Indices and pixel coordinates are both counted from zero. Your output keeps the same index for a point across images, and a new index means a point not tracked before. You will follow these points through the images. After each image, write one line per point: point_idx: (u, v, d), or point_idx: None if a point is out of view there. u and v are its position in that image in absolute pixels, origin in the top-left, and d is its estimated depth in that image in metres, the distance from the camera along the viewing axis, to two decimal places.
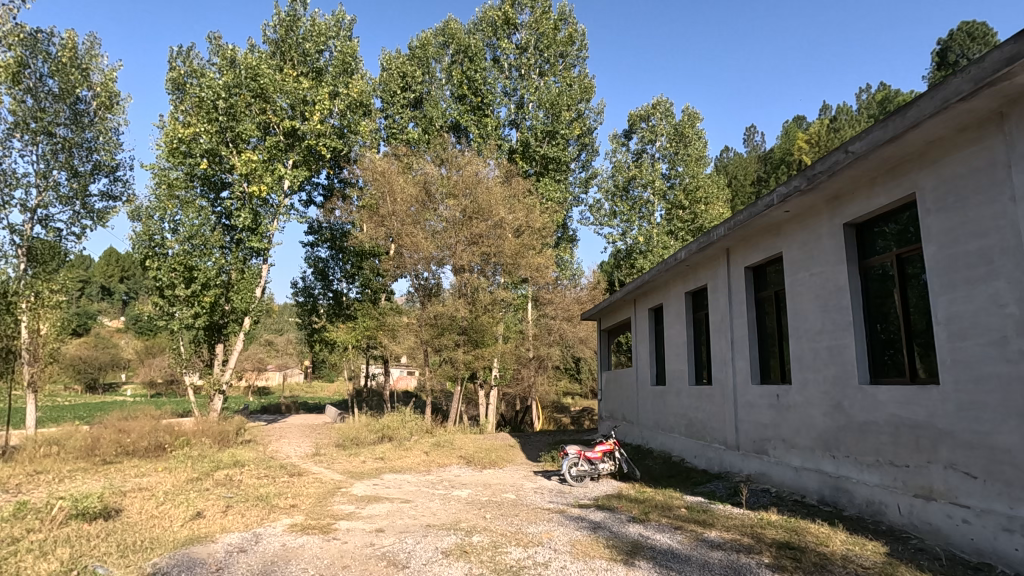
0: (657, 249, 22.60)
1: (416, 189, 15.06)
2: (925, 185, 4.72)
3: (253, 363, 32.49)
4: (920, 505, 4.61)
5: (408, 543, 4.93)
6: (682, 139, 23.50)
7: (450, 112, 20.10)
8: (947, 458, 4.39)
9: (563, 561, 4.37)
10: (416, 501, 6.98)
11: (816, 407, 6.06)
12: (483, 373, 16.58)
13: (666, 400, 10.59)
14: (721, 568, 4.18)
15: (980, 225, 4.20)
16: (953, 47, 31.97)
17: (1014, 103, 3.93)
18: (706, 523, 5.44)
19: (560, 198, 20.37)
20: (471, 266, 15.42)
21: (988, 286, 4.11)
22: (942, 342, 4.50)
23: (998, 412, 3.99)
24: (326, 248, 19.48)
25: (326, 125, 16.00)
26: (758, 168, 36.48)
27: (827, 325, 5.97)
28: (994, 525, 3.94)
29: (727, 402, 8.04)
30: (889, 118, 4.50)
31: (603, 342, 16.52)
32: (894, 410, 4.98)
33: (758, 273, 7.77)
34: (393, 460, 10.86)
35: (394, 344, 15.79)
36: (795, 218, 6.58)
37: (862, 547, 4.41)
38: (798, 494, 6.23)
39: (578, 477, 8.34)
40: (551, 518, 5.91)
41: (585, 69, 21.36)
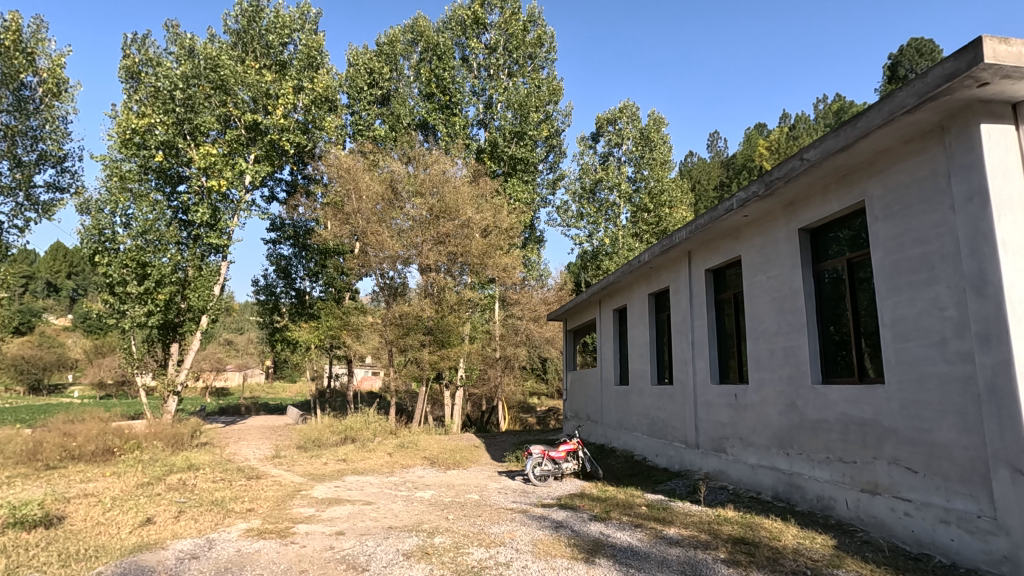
0: (622, 251, 22.95)
1: (382, 187, 14.90)
2: (874, 192, 4.92)
3: (211, 362, 31.54)
4: (866, 499, 4.81)
5: (369, 545, 4.86)
6: (648, 143, 23.91)
7: (418, 110, 19.93)
8: (891, 454, 4.60)
9: (524, 561, 4.38)
10: (377, 503, 6.89)
11: (772, 406, 6.26)
12: (449, 373, 16.50)
13: (629, 400, 10.76)
14: (679, 564, 4.26)
15: (923, 231, 4.40)
16: (902, 61, 33.53)
17: (953, 117, 4.13)
18: (665, 521, 5.54)
19: (528, 199, 20.43)
20: (438, 266, 15.33)
21: (930, 291, 4.32)
22: (888, 343, 4.71)
23: (937, 410, 4.20)
24: (289, 246, 18.99)
25: (289, 120, 15.66)
26: (721, 173, 37.42)
27: (782, 327, 6.17)
28: (933, 517, 4.14)
29: (688, 401, 8.22)
30: (840, 128, 4.70)
31: (569, 342, 16.65)
32: (843, 408, 5.18)
33: (718, 276, 7.97)
34: (356, 462, 10.70)
35: (359, 344, 15.56)
36: (753, 223, 6.78)
37: (813, 541, 4.58)
38: (754, 491, 6.43)
39: (542, 477, 8.39)
40: (514, 518, 5.92)
41: (553, 71, 21.52)
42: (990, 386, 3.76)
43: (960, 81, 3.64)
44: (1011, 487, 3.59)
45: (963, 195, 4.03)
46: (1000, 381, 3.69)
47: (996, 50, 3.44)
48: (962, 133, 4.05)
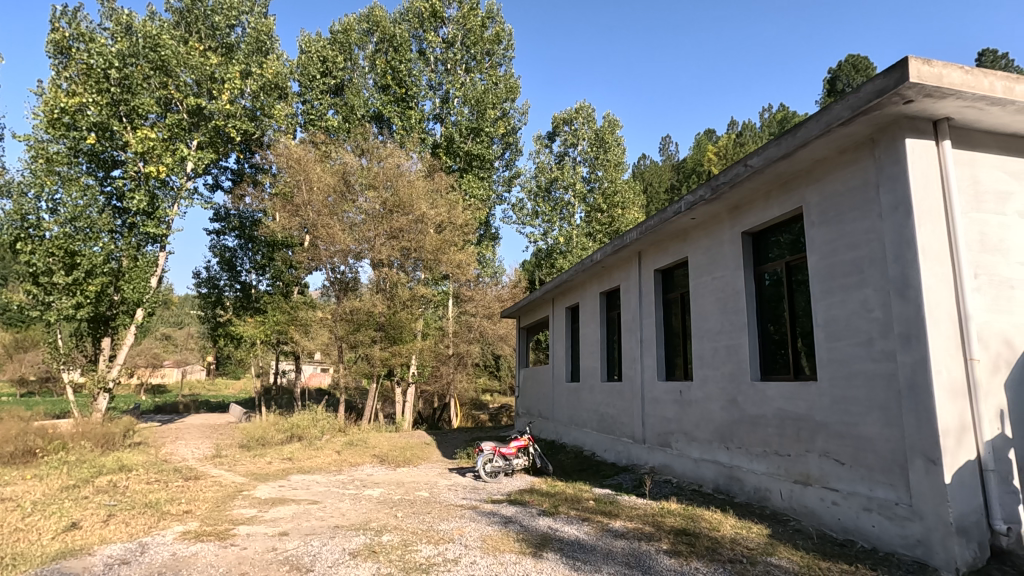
0: (576, 250, 23.26)
1: (334, 178, 14.55)
2: (811, 200, 5.20)
3: (147, 359, 29.92)
4: (799, 490, 5.08)
5: (314, 545, 4.75)
6: (602, 144, 24.34)
7: (372, 102, 19.52)
8: (822, 447, 4.88)
9: (473, 557, 4.39)
10: (324, 502, 6.75)
11: (714, 401, 6.51)
12: (401, 370, 16.32)
13: (579, 396, 10.94)
14: (623, 556, 4.37)
15: (855, 237, 4.68)
16: (840, 76, 35.48)
17: (883, 130, 4.40)
18: (611, 515, 5.67)
19: (483, 195, 20.37)
20: (390, 261, 15.10)
21: (859, 293, 4.60)
22: (821, 342, 4.99)
23: (864, 405, 4.47)
24: (234, 237, 18.23)
25: (235, 106, 15.12)
26: (672, 176, 38.56)
27: (725, 325, 6.42)
28: (857, 506, 4.43)
29: (636, 398, 8.44)
30: (781, 137, 4.94)
31: (522, 340, 16.79)
32: (780, 404, 5.45)
33: (666, 276, 8.20)
34: (302, 460, 10.41)
35: (307, 340, 15.12)
36: (700, 226, 7.02)
37: (749, 530, 4.80)
38: (696, 484, 6.68)
39: (492, 473, 8.40)
40: (464, 514, 5.92)
41: (511, 69, 21.58)
42: (910, 383, 4.03)
43: (889, 97, 3.89)
44: (925, 476, 3.87)
45: (890, 205, 4.31)
46: (919, 378, 3.98)
47: (920, 70, 3.69)
48: (891, 147, 4.32)
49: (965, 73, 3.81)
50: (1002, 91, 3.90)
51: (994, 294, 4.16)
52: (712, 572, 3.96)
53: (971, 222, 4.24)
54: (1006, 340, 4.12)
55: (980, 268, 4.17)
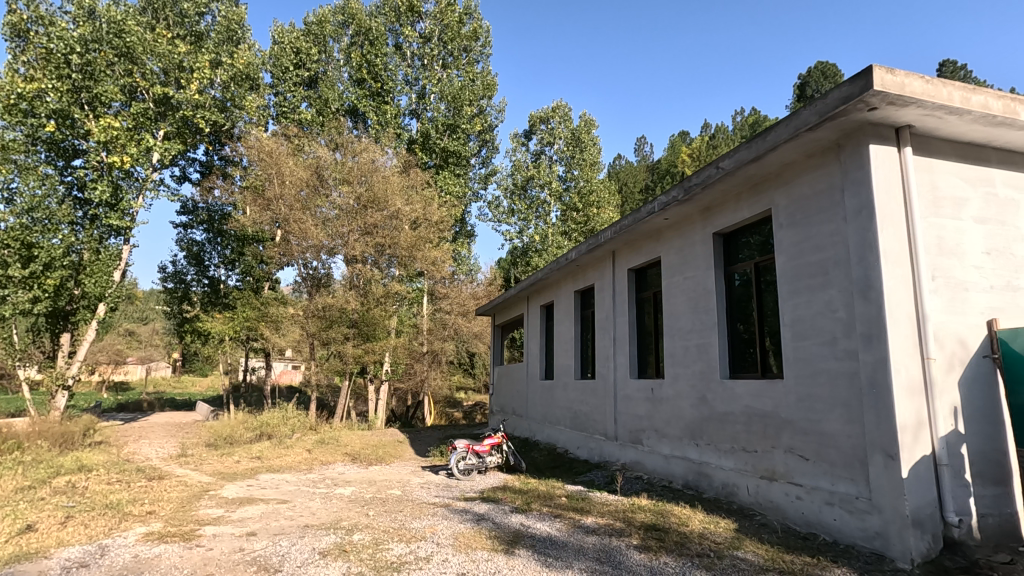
0: (551, 249, 23.34)
1: (307, 173, 14.30)
2: (780, 202, 5.32)
3: (108, 355, 28.94)
4: (765, 485, 5.21)
5: (283, 545, 4.67)
6: (578, 144, 24.48)
7: (347, 96, 19.24)
8: (787, 443, 5.01)
9: (445, 554, 4.38)
10: (293, 501, 6.65)
11: (685, 399, 6.62)
12: (374, 367, 16.17)
13: (553, 394, 11.00)
14: (594, 552, 4.42)
15: (820, 240, 4.81)
16: (810, 82, 36.40)
17: (848, 136, 4.53)
18: (583, 511, 5.72)
19: (459, 192, 20.28)
20: (364, 257, 14.93)
21: (824, 294, 4.74)
22: (787, 341, 5.12)
23: (827, 403, 4.61)
24: (202, 231, 17.75)
25: (205, 96, 14.76)
26: (647, 176, 39.01)
27: (696, 324, 6.53)
28: (820, 500, 4.56)
29: (609, 395, 8.53)
30: (752, 140, 5.04)
31: (497, 337, 16.79)
32: (748, 401, 5.57)
33: (640, 275, 8.29)
34: (272, 459, 10.22)
35: (278, 336, 14.87)
36: (673, 226, 7.12)
37: (717, 525, 4.90)
38: (666, 480, 6.79)
39: (465, 471, 8.38)
40: (437, 511, 5.90)
41: (488, 66, 21.54)
42: (871, 381, 4.17)
43: (854, 104, 4.01)
44: (884, 471, 4.01)
45: (854, 208, 4.44)
46: (879, 376, 4.11)
47: (883, 79, 3.82)
48: (855, 152, 4.45)
49: (925, 83, 3.96)
50: (960, 100, 4.06)
51: (950, 296, 4.33)
52: (680, 566, 4.03)
53: (930, 226, 4.40)
54: (960, 340, 4.29)
55: (938, 271, 4.34)
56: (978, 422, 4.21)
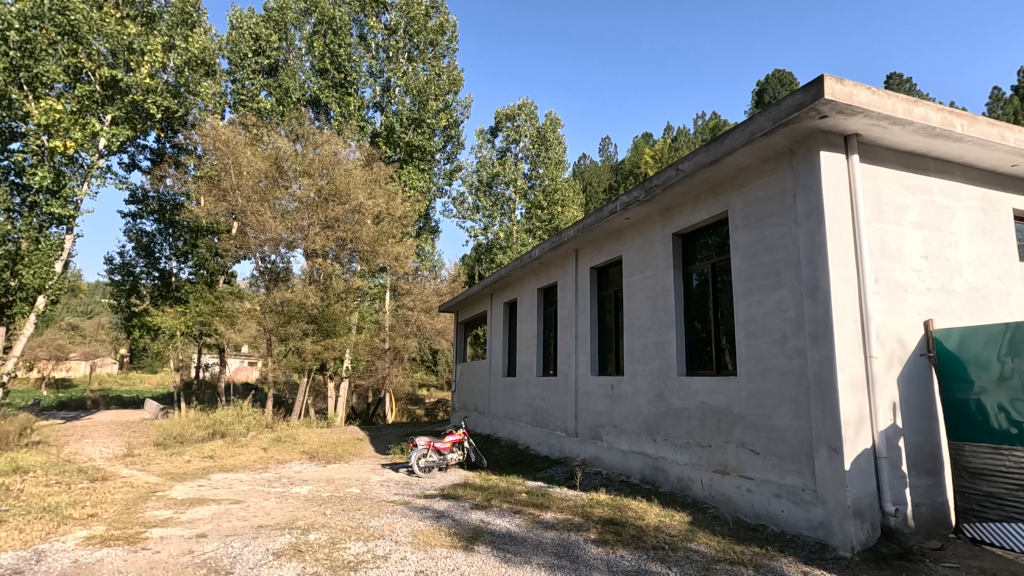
0: (516, 246, 23.38)
1: (266, 164, 13.89)
2: (736, 205, 5.49)
3: (48, 351, 27.41)
4: (718, 479, 5.38)
5: (234, 547, 4.54)
6: (544, 142, 24.63)
7: (309, 86, 18.74)
8: (739, 438, 5.18)
9: (403, 552, 4.35)
10: (247, 501, 6.46)
11: (643, 395, 6.76)
12: (334, 364, 15.89)
13: (515, 391, 11.05)
14: (552, 546, 4.47)
15: (773, 242, 4.98)
16: (768, 89, 37.59)
17: (801, 142, 4.70)
18: (542, 506, 5.78)
19: (423, 187, 20.06)
20: (325, 251, 14.60)
21: (776, 294, 4.92)
22: (741, 340, 5.29)
23: (777, 399, 4.79)
24: (152, 221, 17.00)
25: (156, 81, 14.19)
26: (611, 176, 39.56)
27: (654, 322, 6.68)
28: (769, 492, 4.75)
29: (570, 392, 8.63)
30: (710, 143, 5.17)
31: (460, 334, 16.73)
32: (702, 398, 5.73)
33: (602, 273, 8.40)
34: (225, 459, 9.90)
35: (234, 332, 14.39)
36: (634, 226, 7.25)
37: (671, 518, 5.03)
38: (624, 475, 6.93)
39: (426, 469, 8.31)
40: (396, 509, 5.85)
41: (455, 61, 21.42)
42: (817, 377, 4.36)
43: (806, 111, 4.17)
44: (828, 463, 4.20)
45: (805, 212, 4.62)
46: (825, 373, 4.30)
47: (833, 88, 3.99)
48: (807, 158, 4.63)
49: (871, 94, 4.16)
50: (903, 111, 4.28)
51: (890, 297, 4.55)
52: (636, 559, 4.12)
53: (873, 231, 4.62)
54: (900, 340, 4.52)
55: (881, 273, 4.56)
56: (914, 417, 4.45)
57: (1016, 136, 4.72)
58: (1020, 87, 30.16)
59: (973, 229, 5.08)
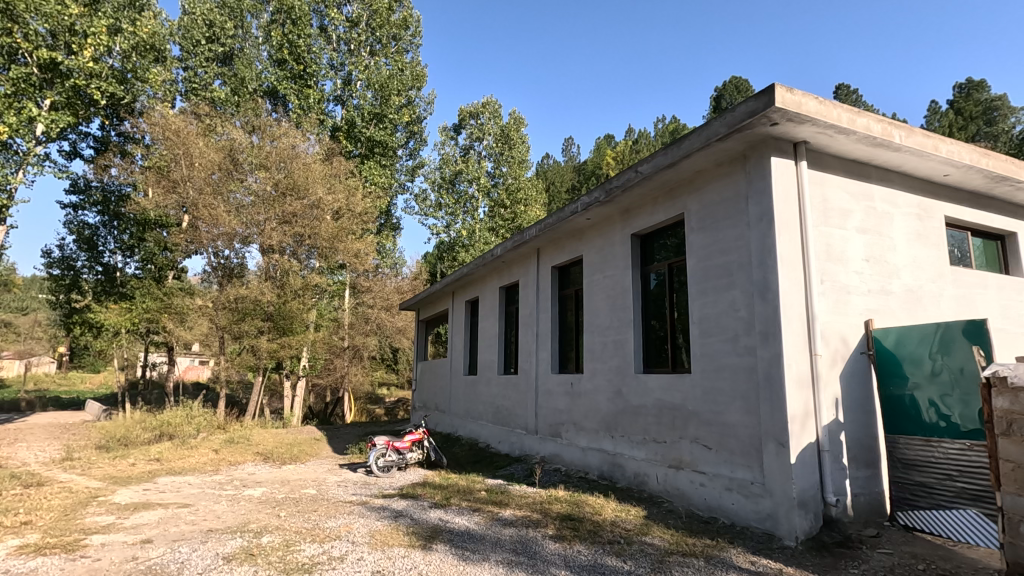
0: (478, 244, 23.29)
1: (219, 155, 13.42)
2: (692, 208, 5.64)
3: None
4: (672, 474, 5.53)
5: (182, 552, 4.38)
6: (507, 141, 24.69)
7: (266, 76, 18.26)
8: (693, 434, 5.33)
9: (360, 553, 4.29)
10: (196, 504, 6.24)
11: (602, 393, 6.88)
12: (290, 362, 15.50)
13: (476, 389, 11.05)
14: (511, 543, 4.49)
15: (727, 244, 5.15)
16: (725, 95, 38.75)
17: (753, 148, 4.88)
18: (502, 504, 5.80)
19: (385, 183, 19.76)
20: (281, 247, 14.23)
21: (729, 295, 5.09)
22: (695, 338, 5.44)
23: (728, 395, 4.96)
24: (96, 213, 16.11)
25: (101, 65, 13.46)
26: (573, 176, 39.94)
27: (614, 321, 6.79)
28: (721, 486, 4.91)
29: (530, 391, 8.69)
30: (669, 147, 5.29)
31: (421, 332, 16.60)
32: (659, 395, 5.87)
33: (563, 273, 8.49)
34: (173, 461, 9.51)
35: (183, 329, 13.82)
36: (595, 226, 7.35)
37: (628, 513, 5.14)
38: (583, 471, 7.03)
39: (385, 468, 8.20)
40: (353, 510, 5.75)
41: (418, 56, 21.22)
42: (767, 374, 4.54)
43: (758, 118, 4.33)
44: (776, 457, 4.38)
45: (757, 215, 4.80)
46: (774, 371, 4.47)
47: (784, 97, 4.15)
48: (759, 163, 4.81)
49: (819, 103, 4.37)
50: (847, 121, 4.50)
51: (835, 298, 4.78)
52: (592, 554, 4.19)
53: (820, 235, 4.84)
54: (843, 338, 4.75)
55: (826, 275, 4.78)
56: (855, 412, 4.68)
57: (949, 147, 5.03)
58: (954, 102, 32.20)
59: (910, 233, 5.38)
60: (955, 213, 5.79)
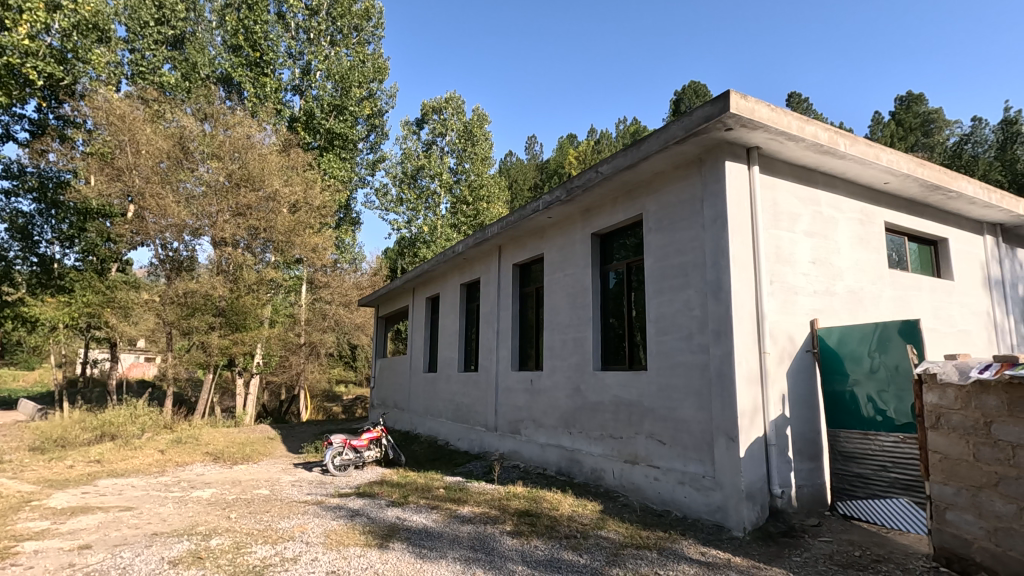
0: (440, 241, 23.11)
1: (168, 143, 12.84)
2: (650, 208, 5.76)
3: None
4: (628, 469, 5.65)
5: (124, 557, 4.19)
6: (470, 137, 24.60)
7: (220, 62, 17.52)
8: (648, 429, 5.46)
9: (314, 553, 4.21)
10: (139, 507, 5.97)
11: (561, 390, 6.96)
12: (243, 359, 15.03)
13: (436, 386, 10.98)
14: (468, 540, 4.49)
15: (683, 245, 5.29)
16: (684, 99, 39.70)
17: (709, 152, 5.03)
18: (460, 501, 5.80)
19: (345, 176, 19.35)
20: (235, 240, 13.75)
21: (684, 294, 5.23)
22: (652, 337, 5.57)
23: (682, 392, 5.11)
24: (31, 201, 15.05)
25: (38, 43, 12.66)
26: (536, 175, 40.15)
27: (573, 319, 6.87)
28: (674, 480, 5.05)
29: (490, 388, 8.70)
30: (629, 148, 5.39)
31: (380, 329, 16.36)
32: (616, 391, 5.98)
33: (524, 270, 8.53)
34: (115, 463, 9.07)
35: (128, 325, 13.08)
36: (556, 225, 7.41)
37: (584, 508, 5.22)
38: (541, 467, 7.10)
39: (341, 467, 8.07)
40: (308, 510, 5.63)
41: (381, 48, 20.86)
42: (719, 371, 4.69)
43: (714, 123, 4.46)
44: (726, 451, 4.53)
45: (711, 217, 4.95)
46: (725, 367, 4.63)
47: (738, 103, 4.30)
48: (714, 166, 4.95)
49: (771, 111, 4.54)
50: (797, 128, 4.69)
51: (783, 298, 4.98)
52: (549, 548, 4.25)
53: (770, 237, 5.03)
54: (790, 337, 4.95)
55: (775, 277, 4.97)
56: (800, 407, 4.89)
57: (889, 156, 5.32)
58: (895, 113, 33.98)
59: (853, 237, 5.66)
60: (894, 219, 6.12)
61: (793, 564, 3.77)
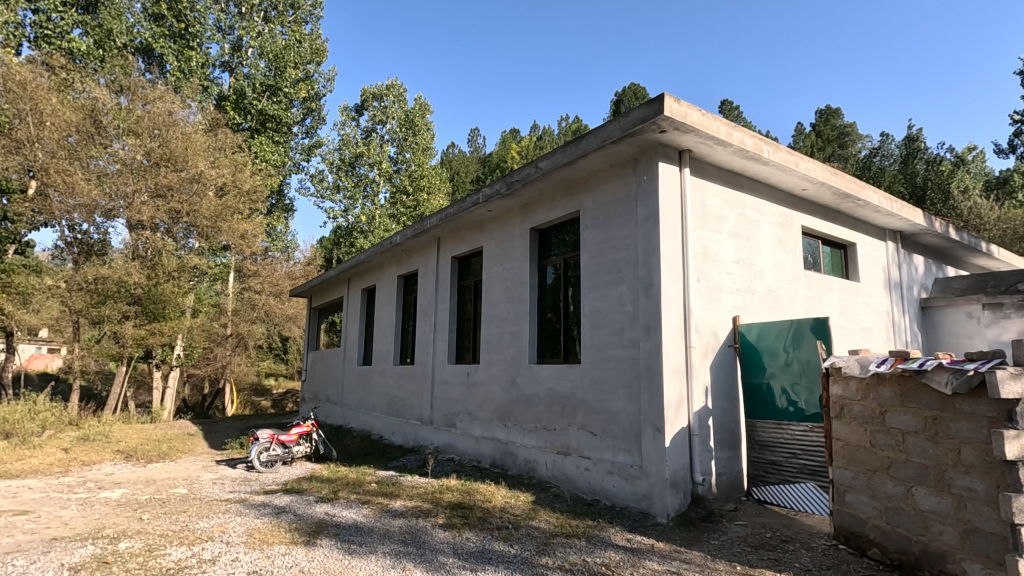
0: (378, 231, 22.55)
1: (78, 115, 11.78)
2: (587, 205, 5.88)
3: None
4: (560, 460, 5.77)
5: (17, 565, 3.84)
6: (411, 126, 24.18)
7: (139, 31, 16.23)
8: (580, 421, 5.59)
9: (235, 553, 4.02)
10: (37, 511, 5.48)
11: (496, 383, 6.99)
12: (161, 351, 14.14)
13: (370, 379, 10.76)
14: (400, 534, 4.45)
15: (617, 242, 5.44)
16: (623, 101, 40.74)
17: (643, 152, 5.18)
18: (392, 495, 5.71)
19: (278, 161, 18.47)
20: (154, 224, 12.89)
21: (617, 290, 5.38)
22: (586, 331, 5.70)
23: (613, 385, 5.27)
24: None
25: None
26: (479, 167, 40.02)
27: (510, 313, 6.92)
28: (604, 470, 5.21)
29: (426, 380, 8.63)
30: (567, 146, 5.48)
31: (313, 321, 15.81)
32: (550, 384, 6.08)
33: (463, 263, 8.49)
34: (8, 463, 8.27)
35: (26, 313, 11.84)
36: (495, 219, 7.43)
37: (516, 499, 5.29)
38: (475, 460, 7.12)
39: (268, 463, 7.74)
40: (229, 509, 5.38)
41: (318, 28, 20.05)
42: (648, 365, 4.87)
43: (649, 125, 4.60)
44: (653, 442, 4.72)
45: (644, 216, 5.11)
46: (654, 361, 4.81)
47: (672, 107, 4.46)
48: (648, 167, 5.11)
49: (701, 116, 4.75)
50: (725, 134, 4.93)
51: (708, 295, 5.22)
52: (481, 540, 4.26)
53: (698, 238, 5.26)
54: (714, 332, 5.20)
55: (702, 275, 5.21)
56: (722, 400, 5.16)
57: (806, 165, 5.69)
58: (816, 125, 36.38)
59: (773, 240, 6.02)
60: (810, 223, 6.57)
61: (711, 547, 3.97)
